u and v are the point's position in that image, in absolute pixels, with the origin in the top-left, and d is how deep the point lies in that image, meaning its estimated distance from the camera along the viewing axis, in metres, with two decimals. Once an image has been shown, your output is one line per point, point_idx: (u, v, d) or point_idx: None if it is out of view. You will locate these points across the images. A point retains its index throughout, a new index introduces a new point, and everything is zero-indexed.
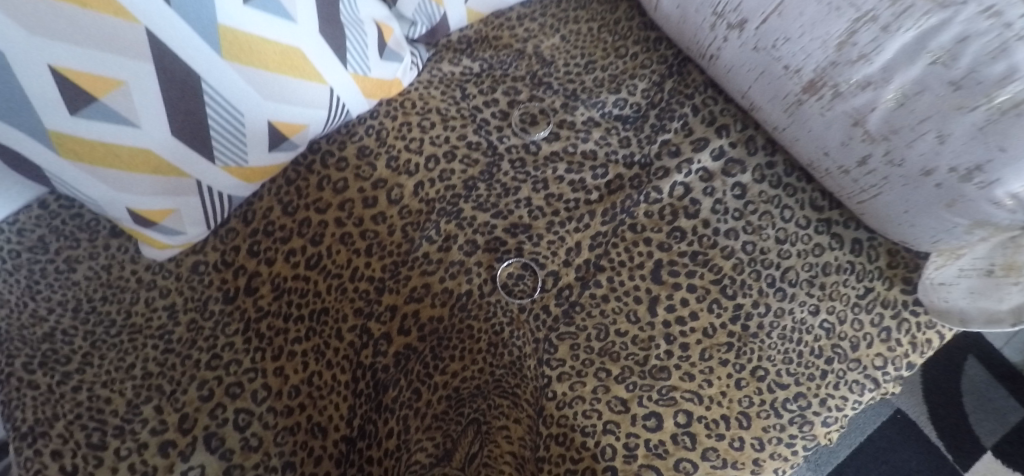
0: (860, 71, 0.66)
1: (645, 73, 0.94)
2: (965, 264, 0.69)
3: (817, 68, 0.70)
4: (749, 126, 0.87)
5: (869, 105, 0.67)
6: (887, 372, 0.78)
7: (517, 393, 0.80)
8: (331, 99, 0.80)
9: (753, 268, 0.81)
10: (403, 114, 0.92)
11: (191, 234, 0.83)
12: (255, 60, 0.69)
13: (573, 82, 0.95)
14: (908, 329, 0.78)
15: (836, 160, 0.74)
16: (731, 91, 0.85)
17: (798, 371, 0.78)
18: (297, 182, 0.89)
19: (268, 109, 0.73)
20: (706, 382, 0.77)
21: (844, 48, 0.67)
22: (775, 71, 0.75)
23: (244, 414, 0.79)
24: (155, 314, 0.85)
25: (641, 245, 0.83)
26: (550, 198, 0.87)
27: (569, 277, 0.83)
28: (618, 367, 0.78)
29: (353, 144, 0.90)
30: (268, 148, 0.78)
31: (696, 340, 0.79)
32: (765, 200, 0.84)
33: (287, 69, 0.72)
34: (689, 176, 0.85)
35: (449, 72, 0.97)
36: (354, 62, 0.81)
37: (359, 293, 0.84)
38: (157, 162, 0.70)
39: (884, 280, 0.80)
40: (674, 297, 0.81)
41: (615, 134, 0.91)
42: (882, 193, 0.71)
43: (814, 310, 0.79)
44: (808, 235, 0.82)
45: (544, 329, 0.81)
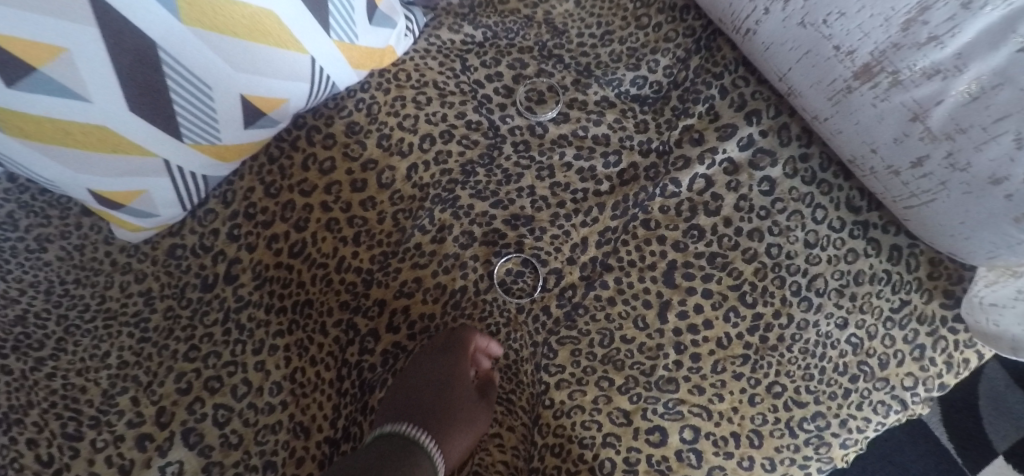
0: (929, 56, 0.56)
1: (668, 47, 0.84)
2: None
3: (875, 50, 0.60)
4: (784, 112, 0.77)
5: (934, 96, 0.57)
6: (916, 394, 0.71)
7: (511, 399, 0.76)
8: (312, 70, 0.71)
9: (777, 275, 0.73)
10: (396, 87, 0.83)
11: (163, 215, 0.77)
12: (222, 26, 0.60)
13: (587, 56, 0.88)
14: (943, 347, 0.71)
15: (885, 158, 0.65)
16: (768, 72, 0.74)
17: (818, 389, 0.71)
18: (281, 160, 0.82)
19: (239, 81, 0.65)
20: (716, 396, 0.71)
21: (912, 27, 0.57)
22: (823, 51, 0.65)
23: (223, 410, 0.74)
24: (130, 300, 0.80)
25: (653, 243, 0.76)
26: (555, 188, 0.79)
27: (573, 276, 0.77)
28: (622, 377, 0.72)
29: (341, 120, 0.83)
30: (242, 124, 0.70)
31: (709, 350, 0.72)
32: (795, 198, 0.75)
33: (260, 36, 0.63)
34: (712, 168, 0.77)
35: (448, 40, 0.87)
36: (338, 28, 0.71)
37: (345, 285, 0.78)
38: (115, 140, 0.63)
39: (922, 292, 0.72)
40: (688, 302, 0.74)
41: (631, 117, 0.82)
42: (936, 201, 0.62)
43: (841, 324, 0.72)
44: (841, 239, 0.74)
45: (543, 332, 0.75)
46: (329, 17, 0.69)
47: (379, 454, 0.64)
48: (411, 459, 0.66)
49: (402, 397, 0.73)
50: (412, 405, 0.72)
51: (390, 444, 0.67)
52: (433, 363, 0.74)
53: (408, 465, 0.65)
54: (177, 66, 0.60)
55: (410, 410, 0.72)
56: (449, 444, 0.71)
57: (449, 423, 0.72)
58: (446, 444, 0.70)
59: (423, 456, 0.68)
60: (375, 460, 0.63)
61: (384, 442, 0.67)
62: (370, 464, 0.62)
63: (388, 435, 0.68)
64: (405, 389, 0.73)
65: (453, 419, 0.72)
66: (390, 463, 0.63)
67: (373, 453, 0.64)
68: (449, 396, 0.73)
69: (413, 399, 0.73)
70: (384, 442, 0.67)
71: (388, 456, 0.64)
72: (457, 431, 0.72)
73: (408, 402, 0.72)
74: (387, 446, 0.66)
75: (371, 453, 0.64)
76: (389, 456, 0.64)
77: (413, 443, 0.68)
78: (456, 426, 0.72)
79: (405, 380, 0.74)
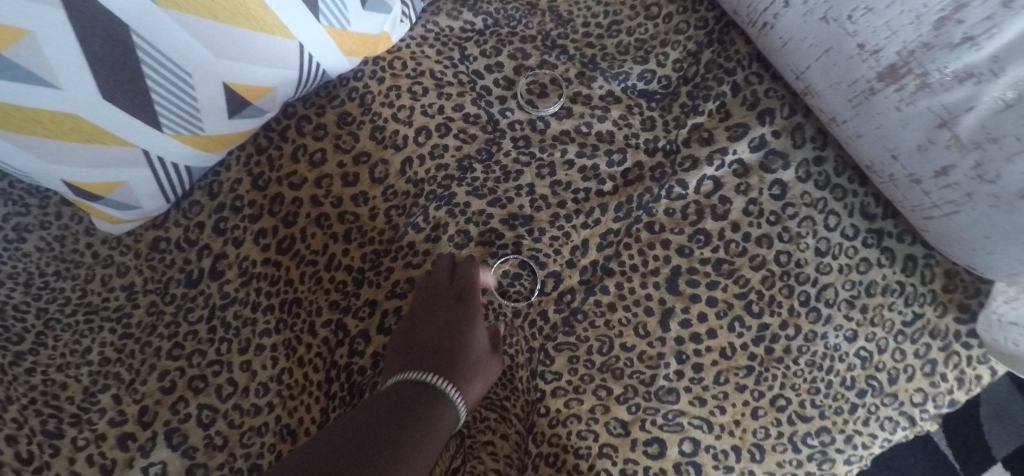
0: (962, 58, 0.53)
1: (679, 40, 0.80)
2: None
3: (903, 50, 0.57)
4: (798, 112, 0.73)
5: (965, 102, 0.54)
6: (925, 410, 0.68)
7: (505, 405, 0.72)
8: (300, 57, 0.67)
9: (785, 283, 0.70)
10: (391, 76, 0.79)
11: (145, 207, 0.73)
12: (208, 10, 0.56)
13: (592, 47, 0.84)
14: (956, 363, 0.68)
15: (906, 166, 0.61)
16: (783, 69, 0.70)
17: (824, 403, 0.68)
18: (270, 151, 0.79)
19: (224, 68, 0.61)
20: (718, 408, 0.68)
21: (946, 26, 0.53)
22: (846, 49, 0.61)
23: (208, 411, 0.72)
24: (112, 294, 0.78)
25: (657, 247, 0.72)
26: (556, 187, 0.75)
27: (572, 280, 0.73)
28: (621, 386, 0.69)
29: (333, 110, 0.80)
30: (226, 113, 0.66)
31: (711, 361, 0.70)
32: (807, 203, 0.72)
33: (246, 22, 0.59)
34: (721, 170, 0.73)
35: (446, 27, 0.84)
36: (328, 13, 0.66)
37: (335, 284, 0.75)
38: (89, 129, 0.59)
39: (936, 305, 0.69)
40: (691, 310, 0.71)
41: (637, 113, 0.78)
42: (960, 212, 0.58)
43: (851, 337, 0.69)
44: (854, 247, 0.70)
45: (540, 338, 0.72)
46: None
47: (396, 401, 0.59)
48: (430, 404, 0.61)
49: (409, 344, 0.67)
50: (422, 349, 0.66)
51: (406, 390, 0.61)
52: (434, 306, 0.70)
53: (427, 411, 0.60)
54: (156, 50, 0.56)
55: (420, 354, 0.66)
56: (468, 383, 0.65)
57: (465, 361, 0.66)
58: (465, 383, 0.64)
59: (443, 399, 0.62)
60: (391, 408, 0.58)
61: (399, 388, 0.61)
62: (385, 413, 0.57)
63: (402, 381, 0.62)
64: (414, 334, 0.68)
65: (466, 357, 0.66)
66: (408, 409, 0.59)
67: (391, 399, 0.60)
68: (460, 335, 0.68)
69: (420, 342, 0.67)
70: (399, 388, 0.61)
71: (405, 403, 0.59)
72: (474, 369, 0.66)
73: (416, 346, 0.67)
74: (403, 392, 0.61)
75: (387, 400, 0.59)
76: (406, 403, 0.59)
77: (430, 386, 0.62)
78: (474, 364, 0.66)
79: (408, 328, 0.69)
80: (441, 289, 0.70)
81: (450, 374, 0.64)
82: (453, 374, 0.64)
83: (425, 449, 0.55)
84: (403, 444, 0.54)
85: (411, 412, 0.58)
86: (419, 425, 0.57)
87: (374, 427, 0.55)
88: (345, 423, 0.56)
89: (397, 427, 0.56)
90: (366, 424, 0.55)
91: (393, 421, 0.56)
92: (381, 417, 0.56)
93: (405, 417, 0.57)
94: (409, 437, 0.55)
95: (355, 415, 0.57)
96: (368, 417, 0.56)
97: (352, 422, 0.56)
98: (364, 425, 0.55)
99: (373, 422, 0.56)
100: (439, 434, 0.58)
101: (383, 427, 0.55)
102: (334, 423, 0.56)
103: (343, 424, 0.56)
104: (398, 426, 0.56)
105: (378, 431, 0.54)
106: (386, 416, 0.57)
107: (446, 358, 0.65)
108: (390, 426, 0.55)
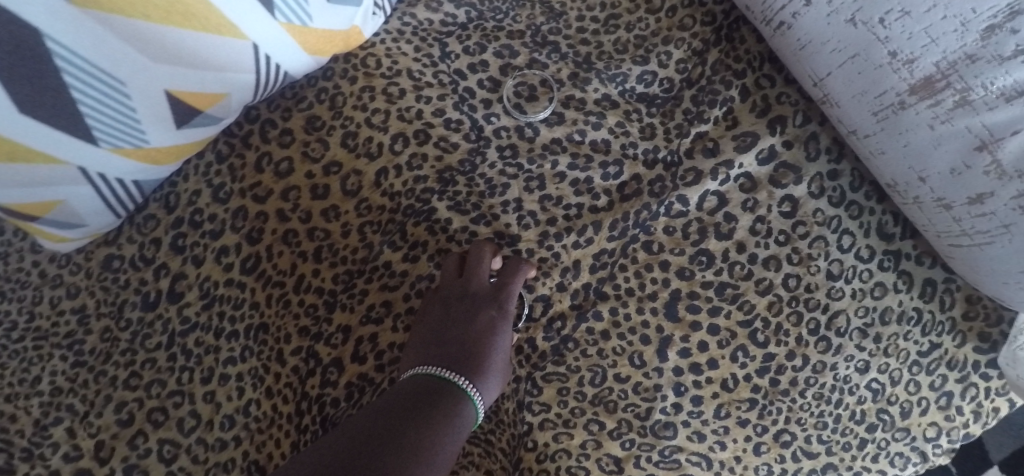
0: (1012, 73, 0.47)
1: (684, 37, 0.73)
2: None
3: (942, 61, 0.50)
4: (813, 120, 0.67)
5: (1010, 124, 0.48)
6: (938, 445, 0.63)
7: (490, 439, 0.65)
8: (256, 59, 0.59)
9: (794, 310, 0.65)
10: (364, 75, 0.72)
11: (92, 224, 0.66)
12: (153, 12, 0.49)
13: (587, 44, 0.76)
14: (973, 396, 0.63)
15: (934, 189, 0.55)
16: (798, 74, 0.63)
17: (831, 438, 0.64)
18: (231, 159, 0.72)
19: (172, 74, 0.54)
20: (718, 444, 0.64)
21: (995, 36, 0.47)
22: (874, 56, 0.54)
23: (169, 446, 0.65)
24: (62, 319, 0.70)
25: (655, 270, 0.67)
26: (546, 201, 0.69)
27: (563, 305, 0.67)
28: (614, 420, 0.64)
29: (300, 113, 0.72)
30: (173, 124, 0.59)
31: (712, 393, 0.65)
32: (820, 222, 0.65)
33: (197, 25, 0.52)
34: (725, 184, 0.67)
35: (425, 20, 0.76)
36: (285, 8, 0.58)
37: (305, 308, 0.70)
38: (10, 148, 0.51)
39: (955, 334, 0.63)
40: (691, 339, 0.65)
41: (635, 120, 0.71)
42: (993, 245, 0.52)
43: (862, 368, 0.64)
44: (869, 271, 0.65)
45: (527, 366, 0.67)
46: None
47: (406, 405, 0.55)
48: (442, 409, 0.56)
49: (436, 336, 0.62)
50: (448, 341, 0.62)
51: (418, 389, 0.57)
52: (470, 296, 0.64)
53: (438, 416, 0.55)
54: (87, 57, 0.48)
55: (442, 349, 0.61)
56: (490, 384, 0.61)
57: (487, 363, 0.61)
58: (486, 384, 0.60)
59: (461, 400, 0.58)
60: (397, 415, 0.54)
61: (415, 387, 0.58)
62: (389, 421, 0.53)
63: (421, 377, 0.59)
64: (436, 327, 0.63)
65: (492, 354, 0.62)
66: (415, 416, 0.54)
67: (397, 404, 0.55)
68: (483, 341, 0.62)
69: (449, 333, 0.62)
70: (411, 389, 0.57)
71: (414, 408, 0.55)
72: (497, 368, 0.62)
73: (437, 341, 0.62)
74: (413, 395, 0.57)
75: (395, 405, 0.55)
76: (414, 407, 0.55)
77: (448, 383, 0.58)
78: (493, 371, 0.61)
79: (440, 317, 0.64)
80: (478, 279, 0.64)
81: (471, 373, 0.60)
82: (474, 373, 0.60)
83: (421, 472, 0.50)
84: (400, 466, 0.49)
85: (417, 421, 0.53)
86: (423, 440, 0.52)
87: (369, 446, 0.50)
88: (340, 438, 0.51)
89: (397, 442, 0.51)
90: (360, 440, 0.51)
91: (395, 433, 0.52)
92: (384, 429, 0.52)
93: (411, 430, 0.52)
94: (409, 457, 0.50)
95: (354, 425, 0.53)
96: (367, 429, 0.52)
97: (348, 434, 0.52)
98: (360, 442, 0.50)
99: (370, 438, 0.51)
100: (447, 448, 0.53)
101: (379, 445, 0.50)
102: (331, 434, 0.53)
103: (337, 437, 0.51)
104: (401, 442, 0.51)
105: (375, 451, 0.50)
106: (387, 428, 0.52)
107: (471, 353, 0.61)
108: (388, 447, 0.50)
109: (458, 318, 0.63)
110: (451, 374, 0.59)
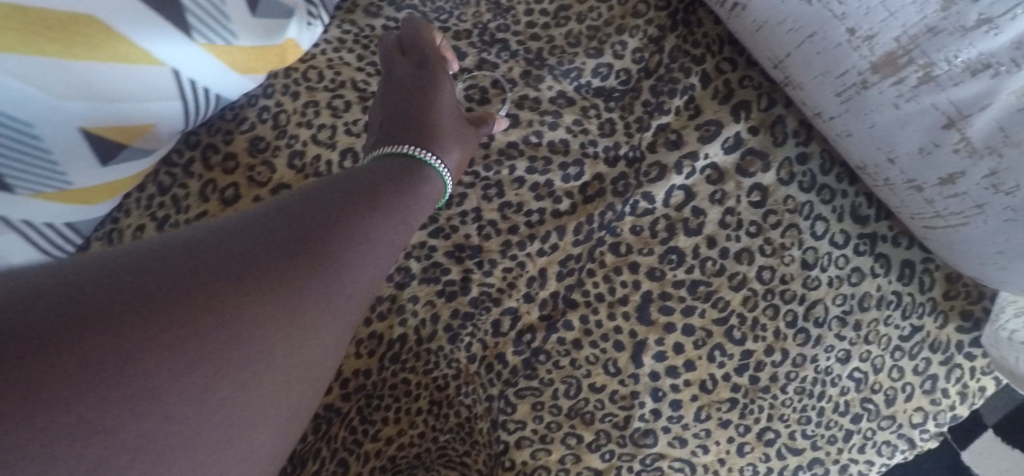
0: (976, 45, 0.44)
1: (638, 25, 0.69)
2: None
3: (903, 35, 0.46)
4: (778, 103, 0.64)
5: (979, 99, 0.45)
6: (925, 430, 0.62)
7: (465, 462, 0.62)
8: (179, 85, 0.55)
9: (769, 304, 0.62)
10: (306, 90, 0.69)
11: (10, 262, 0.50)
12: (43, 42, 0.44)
13: (538, 39, 0.72)
14: (958, 377, 0.61)
15: (904, 171, 0.51)
16: (758, 56, 0.59)
17: (816, 433, 0.62)
18: (174, 190, 0.66)
19: (84, 108, 0.49)
20: (701, 447, 0.62)
21: (956, 6, 0.44)
22: (834, 34, 0.50)
23: None
24: None
25: (624, 272, 0.64)
26: (505, 209, 0.66)
27: (531, 317, 0.65)
28: (592, 432, 0.62)
29: (242, 135, 0.68)
30: (99, 162, 0.54)
31: (691, 396, 0.62)
32: (791, 209, 0.63)
33: (94, 50, 0.47)
34: (691, 177, 0.64)
35: (366, 26, 0.73)
36: (208, 28, 0.54)
37: None
38: None
39: (936, 315, 0.61)
40: (666, 341, 0.63)
41: (593, 116, 0.68)
42: (969, 225, 0.49)
43: (843, 358, 0.62)
44: (844, 257, 0.62)
45: (498, 383, 0.64)
46: (187, 14, 0.52)
47: (357, 186, 0.48)
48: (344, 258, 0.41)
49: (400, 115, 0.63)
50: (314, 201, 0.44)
51: (280, 223, 0.40)
52: (397, 80, 0.66)
53: (397, 193, 0.51)
54: None
55: (400, 129, 0.61)
56: (449, 147, 0.60)
57: (440, 130, 0.61)
58: (445, 149, 0.60)
59: (416, 181, 0.55)
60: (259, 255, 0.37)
61: (352, 182, 0.48)
62: (324, 208, 0.43)
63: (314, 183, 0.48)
64: (398, 106, 0.64)
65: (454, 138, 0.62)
66: (376, 192, 0.49)
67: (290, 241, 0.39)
68: (432, 117, 0.62)
69: (406, 133, 0.60)
70: (301, 201, 0.43)
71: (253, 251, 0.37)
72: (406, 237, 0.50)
73: (398, 125, 0.61)
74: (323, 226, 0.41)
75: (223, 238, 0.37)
76: (334, 229, 0.42)
77: (394, 185, 0.51)
78: (449, 128, 0.62)
79: (387, 132, 0.61)
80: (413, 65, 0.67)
81: (429, 142, 0.60)
82: (429, 140, 0.59)
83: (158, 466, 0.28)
84: (365, 213, 0.45)
85: (380, 197, 0.48)
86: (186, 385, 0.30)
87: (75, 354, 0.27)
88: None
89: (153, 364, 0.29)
90: (325, 204, 0.43)
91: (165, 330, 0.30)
92: (335, 201, 0.44)
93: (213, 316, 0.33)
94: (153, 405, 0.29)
95: (113, 274, 0.31)
96: (153, 290, 0.31)
97: (307, 199, 0.44)
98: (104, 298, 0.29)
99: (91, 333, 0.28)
100: (410, 216, 0.51)
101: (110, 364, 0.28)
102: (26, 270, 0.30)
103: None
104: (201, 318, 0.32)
105: (63, 402, 0.25)
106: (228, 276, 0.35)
107: (391, 197, 0.49)
108: (56, 442, 0.24)
109: (399, 112, 0.63)
110: (417, 151, 0.58)
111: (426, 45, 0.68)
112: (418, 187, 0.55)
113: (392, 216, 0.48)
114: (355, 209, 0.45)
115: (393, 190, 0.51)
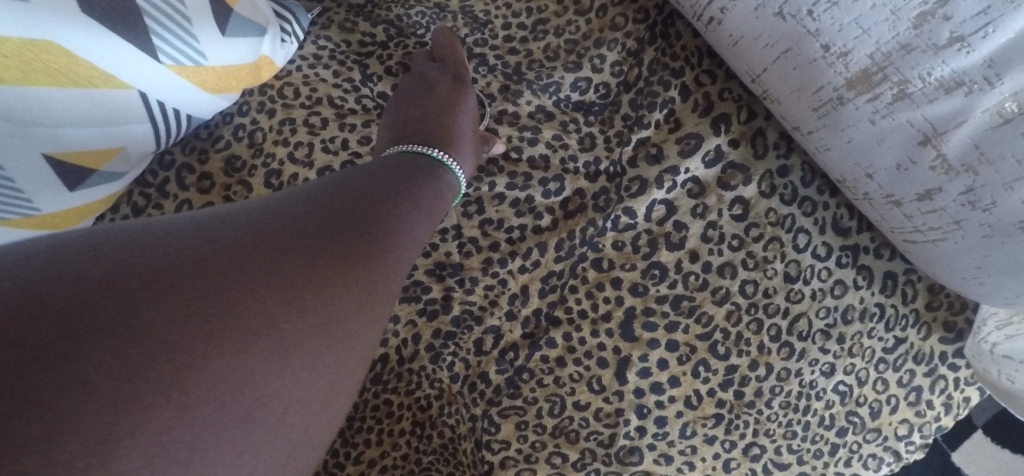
0: (949, 63, 0.42)
1: (616, 38, 0.68)
2: (1010, 330, 0.52)
3: (876, 53, 0.45)
4: (759, 115, 0.63)
5: (953, 116, 0.43)
6: (911, 442, 0.61)
7: None
8: (146, 106, 0.54)
9: (753, 318, 0.62)
10: (282, 107, 0.68)
11: None
12: None
13: (516, 53, 0.72)
14: (943, 388, 0.61)
15: (882, 186, 0.51)
16: (736, 69, 0.59)
17: (802, 447, 0.62)
18: (149, 211, 0.64)
19: (46, 135, 0.48)
20: (687, 464, 0.61)
21: (928, 23, 0.41)
22: (808, 51, 0.49)
23: None
24: None
25: (607, 288, 0.63)
26: (486, 226, 0.65)
27: (514, 335, 0.64)
28: (577, 451, 0.61)
29: (218, 154, 0.67)
30: (67, 188, 0.53)
31: (676, 412, 0.61)
32: (773, 222, 0.62)
33: (44, 79, 0.45)
34: (672, 191, 0.64)
35: (342, 42, 0.72)
36: (169, 49, 0.53)
37: None
38: None
39: (919, 327, 0.61)
40: (650, 357, 0.62)
41: (573, 131, 0.68)
42: (946, 240, 0.50)
43: (828, 371, 0.61)
44: (827, 269, 0.62)
45: (481, 403, 0.63)
46: (150, 35, 0.51)
47: (390, 176, 0.50)
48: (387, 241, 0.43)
49: (416, 117, 0.63)
50: (347, 189, 0.45)
51: (325, 210, 0.41)
52: (420, 82, 0.66)
53: (425, 182, 0.52)
54: None
55: (415, 131, 0.61)
56: (464, 154, 0.61)
57: (455, 136, 0.61)
58: (460, 155, 0.60)
59: (440, 176, 0.56)
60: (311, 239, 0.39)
61: (384, 172, 0.50)
62: (365, 196, 0.45)
63: (343, 170, 0.49)
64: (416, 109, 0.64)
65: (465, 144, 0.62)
66: (407, 181, 0.51)
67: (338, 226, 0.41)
68: (448, 122, 0.63)
69: (423, 134, 0.60)
70: (341, 188, 0.45)
71: (298, 237, 0.38)
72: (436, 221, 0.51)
73: (414, 126, 0.62)
74: (366, 212, 0.43)
75: (270, 221, 0.38)
76: (377, 215, 0.44)
77: (421, 175, 0.53)
78: (463, 135, 0.62)
79: (401, 131, 0.61)
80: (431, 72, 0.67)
81: (444, 146, 0.60)
82: (445, 145, 0.60)
83: (232, 435, 0.30)
84: (401, 200, 0.47)
85: (412, 185, 0.50)
86: (251, 365, 0.32)
87: (139, 340, 0.28)
88: (21, 337, 0.25)
89: (219, 345, 0.31)
90: (366, 192, 0.45)
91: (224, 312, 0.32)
92: (374, 189, 0.46)
93: (269, 299, 0.34)
94: (223, 383, 0.30)
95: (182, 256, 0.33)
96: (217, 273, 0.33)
97: (348, 186, 0.45)
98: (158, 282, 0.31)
99: (153, 317, 0.29)
100: (439, 202, 0.53)
101: (175, 347, 0.29)
102: (82, 245, 0.31)
103: (9, 320, 0.25)
104: (259, 304, 0.34)
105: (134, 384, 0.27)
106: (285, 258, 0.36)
107: (420, 186, 0.51)
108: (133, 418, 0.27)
109: (419, 111, 0.63)
110: (437, 153, 0.58)
111: (453, 55, 0.69)
112: (437, 175, 0.55)
113: (420, 201, 0.49)
114: (387, 196, 0.46)
115: (416, 177, 0.52)
